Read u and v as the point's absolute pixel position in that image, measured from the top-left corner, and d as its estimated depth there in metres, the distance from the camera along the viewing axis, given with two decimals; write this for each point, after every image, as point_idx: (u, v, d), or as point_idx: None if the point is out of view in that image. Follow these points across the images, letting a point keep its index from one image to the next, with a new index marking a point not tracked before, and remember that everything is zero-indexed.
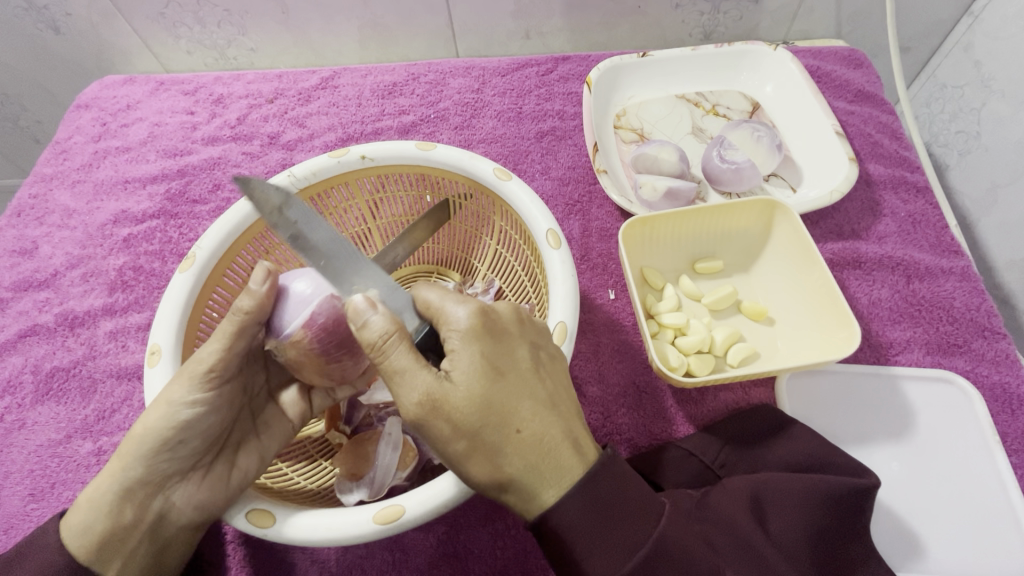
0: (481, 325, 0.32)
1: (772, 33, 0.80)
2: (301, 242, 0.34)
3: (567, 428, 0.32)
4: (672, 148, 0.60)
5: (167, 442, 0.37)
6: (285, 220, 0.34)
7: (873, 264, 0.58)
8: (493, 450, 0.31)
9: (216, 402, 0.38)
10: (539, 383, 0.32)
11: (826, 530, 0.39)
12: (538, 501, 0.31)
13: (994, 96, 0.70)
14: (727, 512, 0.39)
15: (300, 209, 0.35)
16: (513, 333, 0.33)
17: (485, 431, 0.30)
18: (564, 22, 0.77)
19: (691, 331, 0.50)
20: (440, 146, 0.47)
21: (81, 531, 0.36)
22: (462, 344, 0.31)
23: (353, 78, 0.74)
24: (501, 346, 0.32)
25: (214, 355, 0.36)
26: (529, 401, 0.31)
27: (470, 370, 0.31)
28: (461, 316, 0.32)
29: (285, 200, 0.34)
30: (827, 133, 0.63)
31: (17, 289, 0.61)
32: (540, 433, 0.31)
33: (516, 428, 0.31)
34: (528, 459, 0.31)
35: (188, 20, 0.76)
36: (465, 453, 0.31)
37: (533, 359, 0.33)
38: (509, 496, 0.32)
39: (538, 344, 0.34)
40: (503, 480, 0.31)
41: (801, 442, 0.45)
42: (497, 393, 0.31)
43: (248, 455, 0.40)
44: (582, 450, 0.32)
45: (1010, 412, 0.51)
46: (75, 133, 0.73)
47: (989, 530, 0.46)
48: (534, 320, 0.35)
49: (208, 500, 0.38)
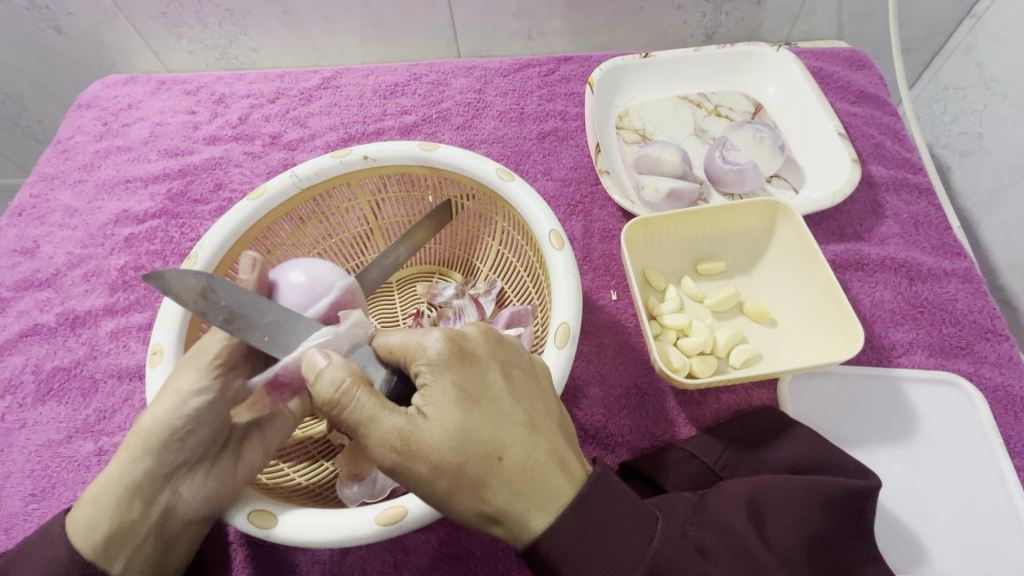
0: (451, 356, 0.32)
1: (774, 34, 0.80)
2: (235, 323, 0.35)
3: (551, 450, 0.31)
4: (674, 149, 0.60)
5: (176, 432, 0.38)
6: (215, 306, 0.35)
7: (875, 265, 0.58)
8: (479, 485, 0.30)
9: (223, 390, 0.38)
10: (517, 404, 0.32)
11: (824, 534, 0.39)
12: (529, 527, 0.30)
13: (997, 98, 0.70)
14: (723, 515, 0.39)
15: (229, 290, 0.35)
16: (485, 357, 0.33)
17: (467, 465, 0.29)
18: (566, 22, 0.77)
19: (693, 332, 0.50)
20: (442, 147, 0.47)
21: (87, 525, 0.36)
22: (433, 378, 0.32)
23: (355, 77, 0.74)
24: (474, 374, 0.32)
25: (219, 344, 0.38)
26: (507, 426, 0.31)
27: (443, 402, 0.31)
28: (430, 348, 0.32)
29: (207, 283, 0.35)
30: (829, 133, 0.63)
31: (18, 289, 0.61)
32: (524, 459, 0.30)
33: (497, 456, 0.30)
34: (515, 489, 0.29)
35: (190, 19, 0.76)
36: (451, 492, 0.30)
37: (507, 381, 0.33)
38: (503, 530, 0.30)
39: (515, 365, 0.34)
40: (492, 513, 0.30)
41: (800, 443, 0.45)
42: (474, 422, 0.30)
43: (253, 447, 0.41)
44: (569, 470, 0.31)
45: (1012, 414, 0.51)
46: (77, 132, 0.73)
47: (993, 531, 0.46)
48: (505, 339, 0.35)
49: (216, 490, 0.39)
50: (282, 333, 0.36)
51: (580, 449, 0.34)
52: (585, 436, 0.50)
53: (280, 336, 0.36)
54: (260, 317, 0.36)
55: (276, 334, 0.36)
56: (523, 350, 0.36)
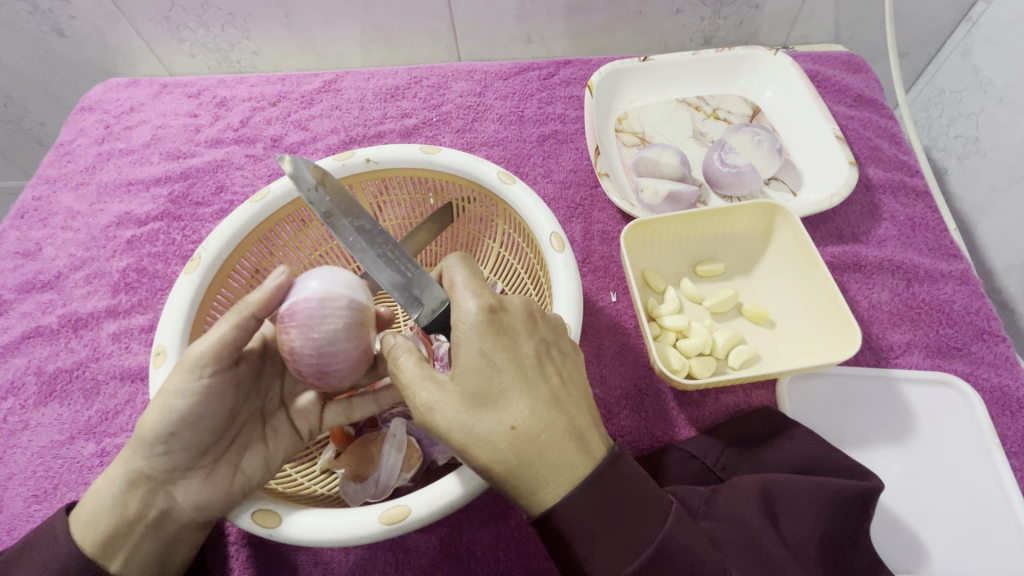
0: (486, 323, 0.33)
1: (772, 37, 0.81)
2: (332, 219, 0.40)
3: (570, 428, 0.32)
4: (673, 152, 0.61)
5: (158, 436, 0.37)
6: (320, 198, 0.40)
7: (872, 267, 0.58)
8: (489, 443, 0.31)
9: (211, 394, 0.38)
10: (542, 378, 0.33)
11: (836, 532, 0.39)
12: (539, 497, 0.31)
13: (993, 101, 0.71)
14: (736, 510, 0.40)
15: (336, 189, 0.41)
16: (520, 329, 0.34)
17: (481, 423, 0.31)
18: (566, 26, 0.77)
19: (692, 333, 0.51)
20: (444, 150, 0.47)
21: (86, 530, 0.36)
22: (467, 338, 0.33)
23: (356, 81, 0.74)
24: (506, 343, 0.33)
25: (208, 345, 0.37)
26: (528, 396, 0.32)
27: (470, 365, 0.32)
28: (469, 312, 0.34)
29: (323, 176, 0.40)
30: (827, 137, 0.63)
31: (20, 290, 0.61)
32: (538, 430, 0.31)
33: (510, 424, 0.31)
34: (522, 456, 0.31)
35: (192, 23, 0.76)
36: (462, 444, 0.31)
37: (539, 355, 0.34)
38: (512, 494, 0.32)
39: (549, 342, 0.35)
40: (500, 475, 0.31)
41: (803, 443, 0.45)
42: (495, 387, 0.32)
43: (252, 458, 0.40)
44: (588, 449, 0.32)
45: (1009, 415, 0.51)
46: (79, 135, 0.73)
47: (988, 532, 0.46)
48: (547, 317, 0.37)
49: (210, 499, 0.38)
50: (367, 235, 0.40)
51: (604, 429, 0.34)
52: None
53: (371, 241, 0.40)
54: (356, 214, 0.40)
55: (359, 233, 0.40)
56: (563, 332, 0.37)
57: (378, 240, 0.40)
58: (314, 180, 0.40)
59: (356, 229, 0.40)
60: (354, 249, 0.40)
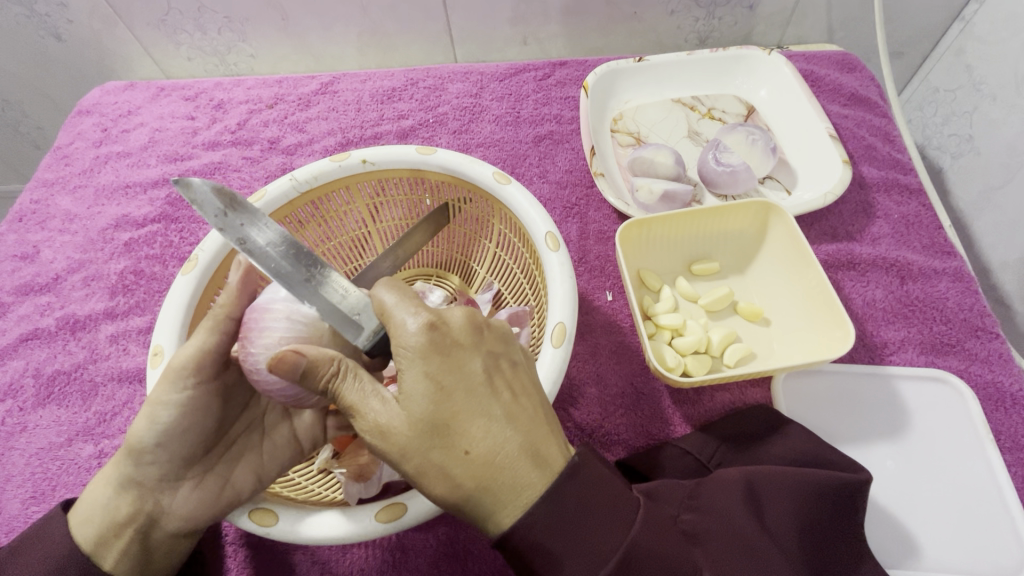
0: (428, 343, 0.31)
1: (766, 37, 0.81)
2: (247, 244, 0.35)
3: (526, 443, 0.31)
4: (667, 152, 0.61)
5: (145, 446, 0.37)
6: (232, 223, 0.35)
7: (867, 264, 0.58)
8: (444, 471, 0.30)
9: (198, 406, 0.38)
10: (492, 397, 0.31)
11: (816, 524, 0.40)
12: (496, 520, 0.31)
13: (987, 100, 0.71)
14: (721, 504, 0.39)
15: (247, 210, 0.36)
16: (466, 344, 0.32)
17: (433, 452, 0.30)
18: (561, 27, 0.78)
19: (688, 331, 0.51)
20: (440, 150, 0.48)
21: (82, 525, 0.37)
22: (408, 364, 0.31)
23: (354, 83, 0.74)
24: (452, 362, 0.31)
25: (187, 354, 0.37)
26: (481, 417, 0.31)
27: (415, 391, 0.31)
28: (408, 332, 0.31)
29: (231, 197, 0.36)
30: (821, 135, 0.64)
31: (18, 293, 0.62)
32: (492, 453, 0.30)
33: (464, 449, 0.30)
34: (480, 479, 0.30)
35: (189, 26, 0.76)
36: (417, 474, 0.31)
37: (488, 371, 0.32)
38: (471, 516, 0.32)
39: (499, 353, 0.33)
40: (457, 501, 0.31)
41: (794, 439, 0.46)
42: (445, 413, 0.31)
43: (245, 470, 0.40)
44: (544, 463, 0.31)
45: (1003, 410, 0.51)
46: (77, 138, 0.74)
47: (983, 526, 0.47)
48: (493, 324, 0.34)
49: (200, 508, 0.39)
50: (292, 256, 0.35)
51: (563, 437, 0.33)
52: (582, 435, 0.50)
53: (285, 255, 0.35)
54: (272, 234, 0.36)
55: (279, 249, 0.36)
56: (512, 338, 0.35)
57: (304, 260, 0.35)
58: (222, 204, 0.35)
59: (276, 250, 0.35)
60: (275, 274, 0.34)
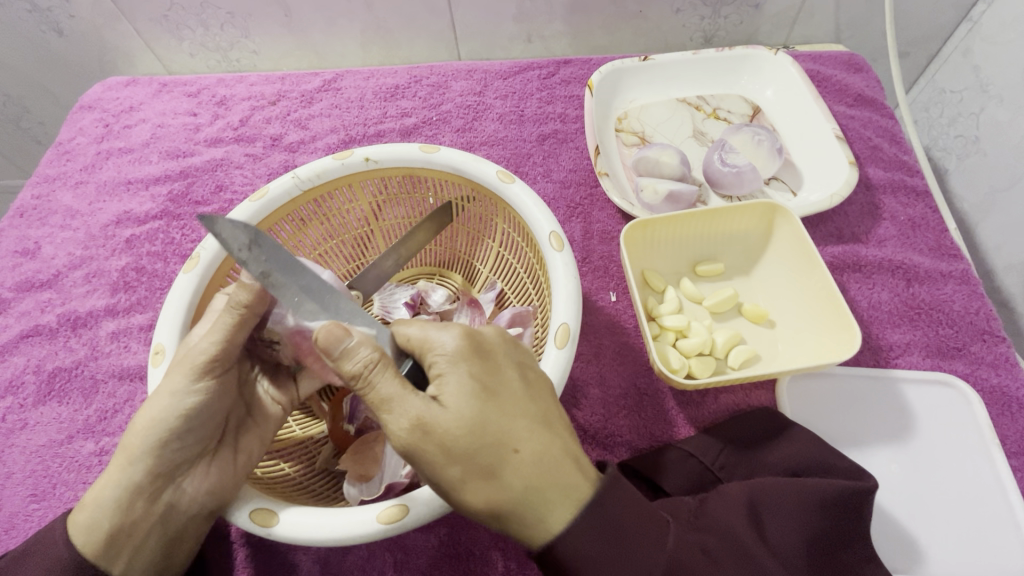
0: (467, 348, 0.32)
1: (772, 37, 0.81)
2: (270, 280, 0.35)
3: (567, 447, 0.31)
4: (673, 151, 0.61)
5: (173, 432, 0.37)
6: (256, 258, 0.35)
7: (872, 267, 0.58)
8: (492, 472, 0.30)
9: (219, 391, 0.39)
10: (532, 401, 0.32)
11: (821, 536, 0.39)
12: (546, 525, 0.31)
13: (993, 101, 0.71)
14: (722, 519, 0.39)
15: (274, 249, 0.35)
16: (500, 353, 0.32)
17: (480, 453, 0.30)
18: (565, 26, 0.77)
19: (692, 333, 0.51)
20: (444, 148, 0.47)
21: (89, 531, 0.36)
22: (448, 369, 0.31)
23: (356, 80, 0.74)
24: (490, 367, 0.32)
25: (213, 347, 0.37)
26: (524, 418, 0.31)
27: (458, 393, 0.30)
28: (447, 342, 0.32)
29: (256, 234, 0.35)
30: (827, 136, 0.63)
31: (19, 289, 0.61)
32: (539, 454, 0.30)
33: (513, 448, 0.30)
34: (529, 480, 0.30)
35: (191, 22, 0.76)
36: (462, 477, 0.30)
37: (525, 379, 0.32)
38: (515, 525, 0.31)
39: (528, 364, 0.34)
40: (505, 504, 0.30)
41: (799, 445, 0.45)
42: (490, 414, 0.30)
43: (250, 439, 0.41)
44: (584, 469, 0.32)
45: (1009, 415, 0.51)
46: (78, 134, 0.73)
47: (990, 531, 0.46)
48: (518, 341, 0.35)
49: (218, 483, 0.39)
50: (314, 294, 0.36)
51: None
52: (584, 436, 0.50)
53: (311, 292, 0.36)
54: (298, 271, 0.36)
55: (306, 295, 0.36)
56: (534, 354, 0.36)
57: (329, 300, 0.36)
58: (247, 238, 0.35)
59: (304, 285, 0.36)
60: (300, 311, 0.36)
